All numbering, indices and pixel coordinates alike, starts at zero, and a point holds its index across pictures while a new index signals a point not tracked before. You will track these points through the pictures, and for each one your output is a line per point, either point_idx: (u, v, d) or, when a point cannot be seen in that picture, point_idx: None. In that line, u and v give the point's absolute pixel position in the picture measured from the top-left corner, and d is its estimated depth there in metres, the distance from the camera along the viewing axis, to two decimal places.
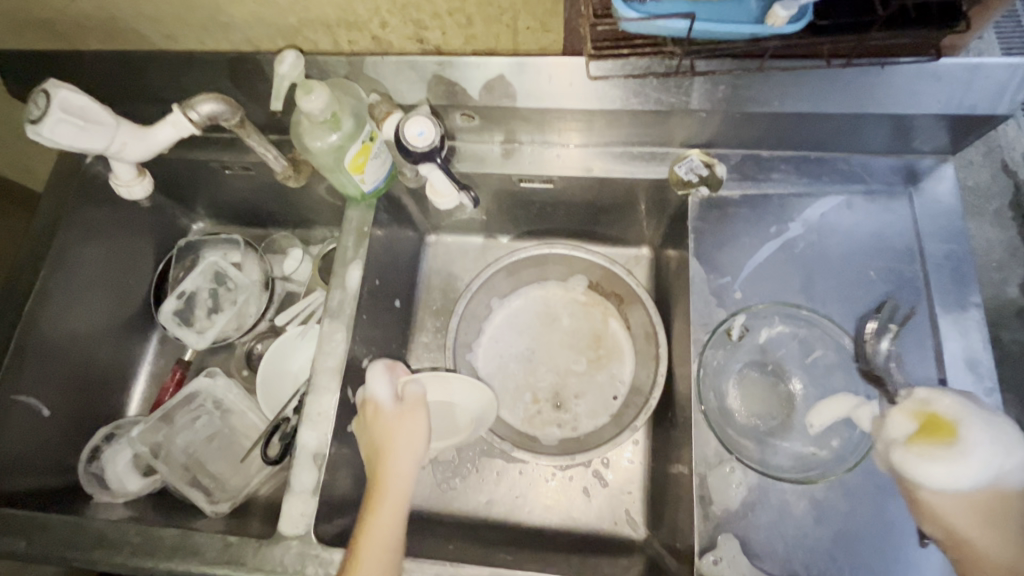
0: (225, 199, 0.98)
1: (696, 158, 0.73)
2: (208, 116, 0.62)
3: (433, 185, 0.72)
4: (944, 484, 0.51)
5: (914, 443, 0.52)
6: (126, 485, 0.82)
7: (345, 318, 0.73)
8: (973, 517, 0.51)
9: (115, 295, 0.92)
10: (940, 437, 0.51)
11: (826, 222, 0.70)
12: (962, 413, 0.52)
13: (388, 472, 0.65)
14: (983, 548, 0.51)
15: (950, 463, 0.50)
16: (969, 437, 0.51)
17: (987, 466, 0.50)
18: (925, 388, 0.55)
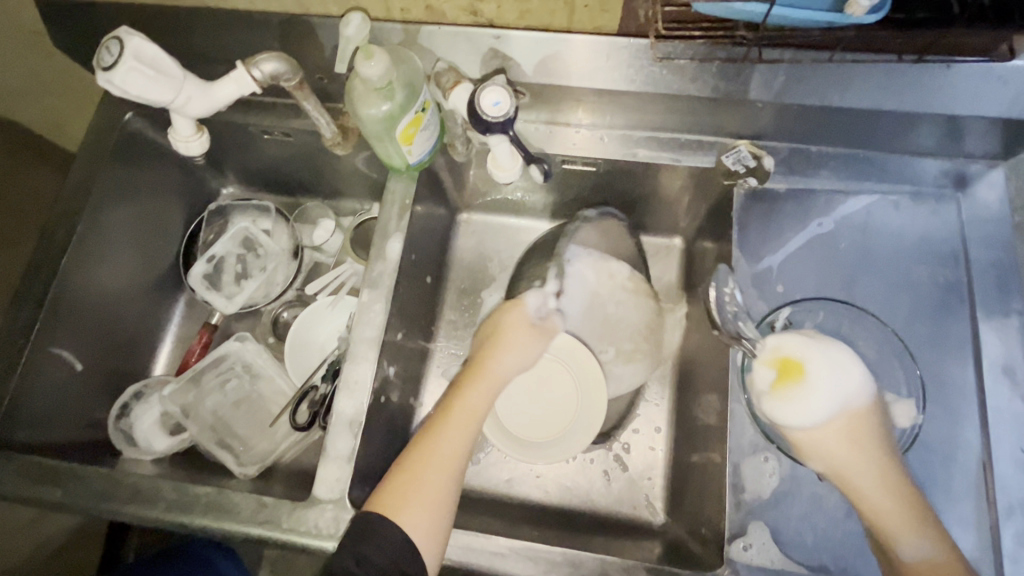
0: (258, 165, 0.97)
1: (745, 149, 0.72)
2: (270, 75, 0.62)
3: (496, 159, 0.71)
4: (800, 419, 0.56)
5: (776, 390, 0.57)
6: (154, 444, 0.83)
7: (383, 289, 0.73)
8: (835, 441, 0.56)
9: (146, 255, 0.92)
10: (790, 378, 0.57)
11: (871, 221, 0.70)
12: (805, 350, 0.57)
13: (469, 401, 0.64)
14: (851, 467, 0.55)
15: (805, 396, 0.56)
16: (811, 368, 0.57)
17: (833, 390, 0.55)
18: (775, 334, 0.60)
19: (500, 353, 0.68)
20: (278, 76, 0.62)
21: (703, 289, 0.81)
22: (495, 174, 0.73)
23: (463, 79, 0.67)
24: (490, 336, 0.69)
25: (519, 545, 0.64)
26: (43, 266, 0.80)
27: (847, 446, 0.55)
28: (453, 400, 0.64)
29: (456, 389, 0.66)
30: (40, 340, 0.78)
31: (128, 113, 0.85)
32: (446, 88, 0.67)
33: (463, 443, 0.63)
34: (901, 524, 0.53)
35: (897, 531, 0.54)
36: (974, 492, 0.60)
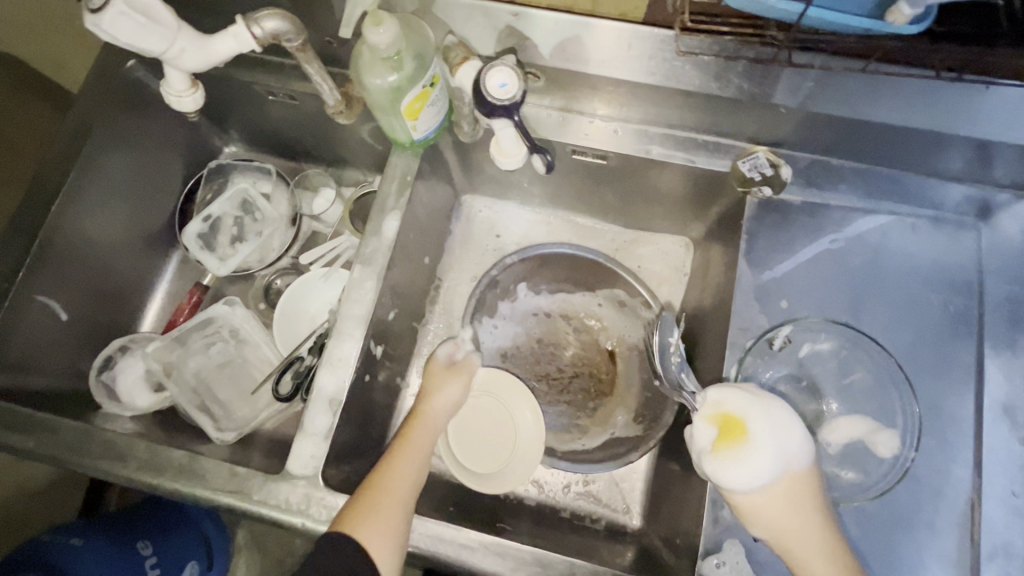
0: (261, 125, 0.94)
1: (762, 156, 0.70)
2: (271, 34, 0.59)
3: (501, 145, 0.68)
4: (745, 483, 0.53)
5: (716, 449, 0.55)
6: (134, 400, 0.82)
7: (377, 267, 0.71)
8: (778, 508, 0.53)
9: (138, 207, 0.90)
10: (732, 437, 0.54)
11: (888, 244, 0.67)
12: (746, 408, 0.55)
13: (412, 435, 0.66)
14: (797, 536, 0.53)
15: (747, 459, 0.53)
16: (754, 429, 0.54)
17: (777, 452, 0.52)
18: (717, 388, 0.58)
19: (439, 402, 0.69)
20: (280, 35, 0.59)
21: (703, 296, 0.79)
22: (497, 158, 0.70)
23: (473, 56, 0.63)
24: (424, 391, 0.70)
25: (488, 538, 0.63)
26: (32, 209, 0.77)
27: (792, 513, 0.53)
28: (420, 437, 0.66)
29: (417, 430, 0.66)
30: (24, 287, 0.76)
31: (130, 59, 0.82)
32: (454, 64, 0.63)
33: (416, 467, 0.63)
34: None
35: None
36: (959, 530, 0.59)
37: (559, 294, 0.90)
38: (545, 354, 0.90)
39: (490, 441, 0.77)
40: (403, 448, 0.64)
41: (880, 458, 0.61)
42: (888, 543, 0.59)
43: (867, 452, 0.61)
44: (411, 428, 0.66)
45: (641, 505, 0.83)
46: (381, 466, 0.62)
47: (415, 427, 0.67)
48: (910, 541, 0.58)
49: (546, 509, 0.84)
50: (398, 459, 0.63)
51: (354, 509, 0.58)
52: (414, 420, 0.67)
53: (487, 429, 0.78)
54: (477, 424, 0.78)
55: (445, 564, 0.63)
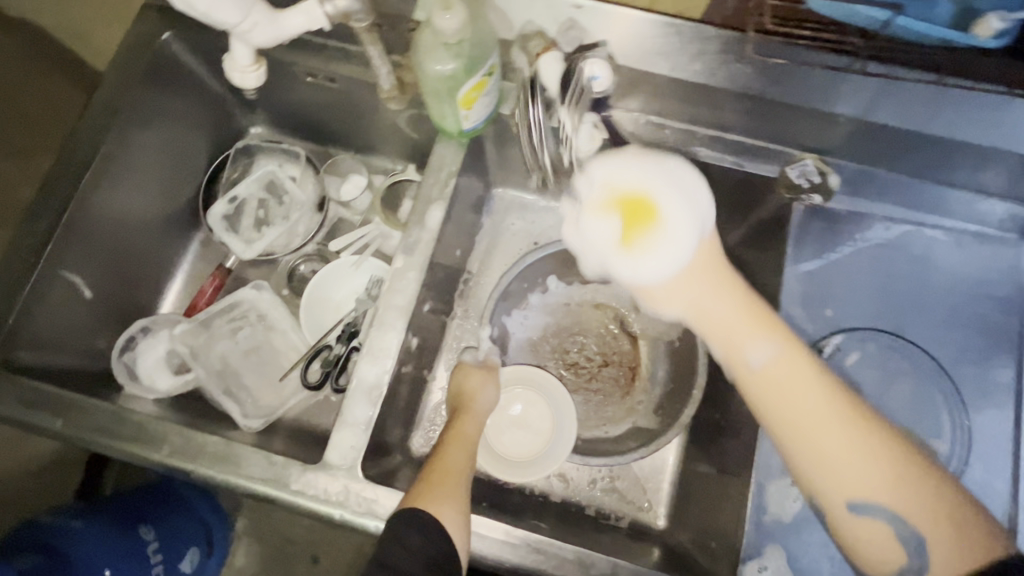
0: (292, 107, 0.92)
1: (811, 163, 0.67)
2: (342, 13, 0.58)
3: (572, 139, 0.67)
4: (651, 260, 0.56)
5: (621, 231, 0.58)
6: (156, 382, 0.80)
7: (420, 256, 0.70)
8: (732, 318, 0.54)
9: (164, 184, 0.88)
10: (636, 210, 0.58)
11: (929, 256, 0.68)
12: (643, 181, 0.58)
13: (461, 425, 0.68)
14: (722, 320, 0.55)
15: (652, 234, 0.56)
16: (652, 193, 0.58)
17: (676, 226, 0.56)
18: (605, 166, 0.60)
19: (482, 399, 0.72)
20: (349, 15, 0.58)
21: None
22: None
23: (552, 47, 0.62)
24: (467, 390, 0.73)
25: (529, 535, 0.62)
26: (61, 181, 0.75)
27: (704, 290, 0.56)
28: (471, 427, 0.68)
29: (467, 423, 0.69)
30: (50, 261, 0.73)
31: (166, 31, 0.79)
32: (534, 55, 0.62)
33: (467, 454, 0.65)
34: (830, 467, 0.49)
35: (824, 459, 0.49)
36: None
37: (592, 285, 0.90)
38: (577, 343, 0.89)
39: (533, 429, 0.80)
40: (454, 436, 0.66)
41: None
42: None
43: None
44: (461, 422, 0.69)
45: (667, 506, 0.83)
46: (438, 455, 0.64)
47: (465, 420, 0.69)
48: None
49: (571, 507, 0.84)
50: (449, 447, 0.65)
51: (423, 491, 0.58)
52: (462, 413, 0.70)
53: (529, 422, 0.81)
54: (508, 420, 0.80)
55: (484, 560, 0.62)
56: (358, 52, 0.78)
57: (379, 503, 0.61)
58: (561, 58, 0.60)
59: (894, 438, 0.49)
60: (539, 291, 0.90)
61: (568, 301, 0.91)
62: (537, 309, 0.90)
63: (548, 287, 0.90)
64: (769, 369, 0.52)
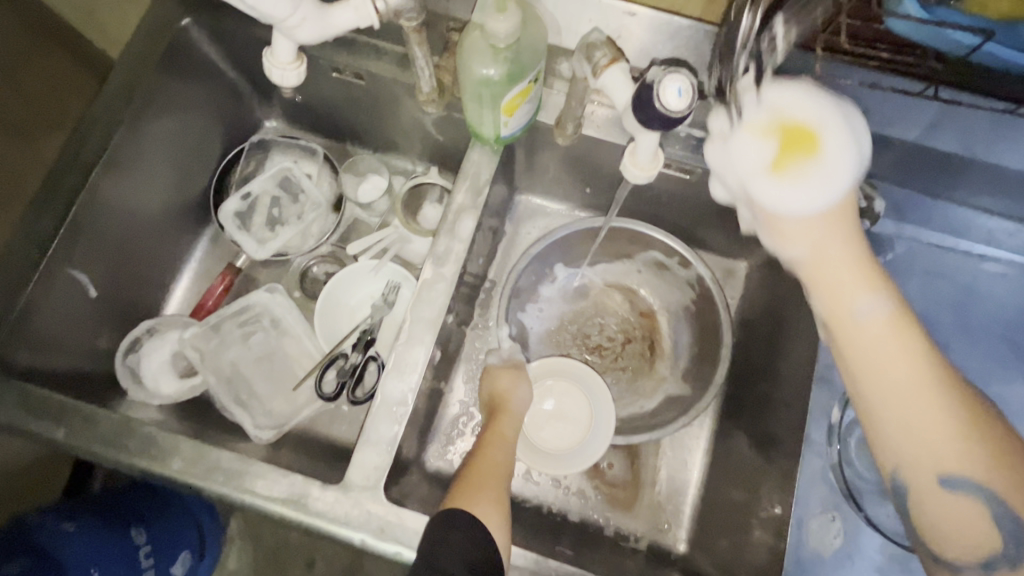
0: (312, 102, 0.88)
1: (859, 185, 0.64)
2: (394, 9, 0.54)
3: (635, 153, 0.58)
4: (800, 199, 0.49)
5: (782, 157, 0.50)
6: (161, 387, 0.77)
7: (450, 267, 0.66)
8: (849, 262, 0.48)
9: (175, 177, 0.83)
10: (801, 144, 0.50)
11: (973, 287, 0.67)
12: (821, 118, 0.51)
13: (501, 424, 0.68)
14: (840, 274, 0.48)
15: (814, 166, 0.50)
16: (826, 136, 0.50)
17: (846, 165, 0.50)
18: (772, 89, 0.51)
19: (516, 398, 0.71)
20: (397, 12, 0.54)
21: (768, 321, 0.78)
22: (627, 169, 0.59)
23: (619, 57, 0.56)
24: (499, 390, 0.72)
25: (559, 564, 0.60)
26: (70, 172, 0.70)
27: (832, 238, 0.49)
28: (506, 428, 0.67)
29: (502, 424, 0.68)
30: (55, 258, 0.69)
31: (187, 17, 0.75)
32: (599, 66, 0.56)
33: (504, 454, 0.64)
34: (924, 442, 0.44)
35: (925, 426, 0.44)
36: None
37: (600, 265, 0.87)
38: (594, 323, 0.86)
39: (572, 421, 0.77)
40: (492, 437, 0.66)
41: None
42: None
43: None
44: (497, 423, 0.68)
45: (687, 529, 0.80)
46: (476, 457, 0.63)
47: (501, 421, 0.68)
48: None
49: (590, 527, 0.81)
50: (486, 448, 0.64)
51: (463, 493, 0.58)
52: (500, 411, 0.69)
53: (566, 414, 0.78)
54: (544, 414, 0.78)
55: None
56: (391, 49, 0.74)
57: (404, 528, 0.58)
58: (626, 72, 0.55)
59: (996, 426, 0.44)
60: (551, 276, 0.86)
61: (581, 284, 0.87)
62: (550, 296, 0.86)
63: (559, 271, 0.86)
64: (891, 321, 0.45)
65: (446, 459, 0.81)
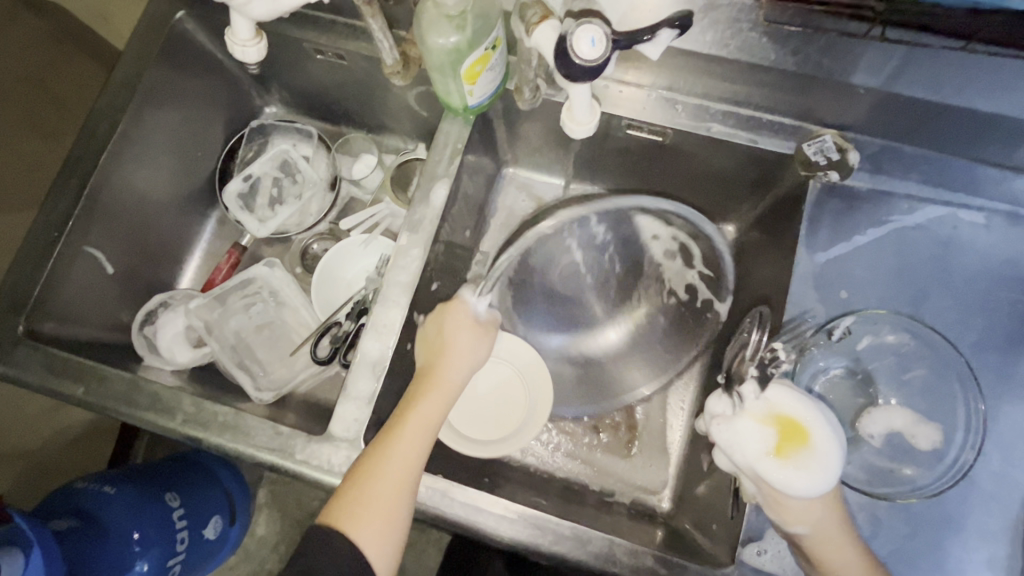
0: (304, 86, 0.92)
1: (830, 139, 0.66)
2: None
3: (572, 110, 0.63)
4: (818, 488, 0.55)
5: (784, 453, 0.57)
6: (175, 355, 0.83)
7: (424, 235, 0.70)
8: (827, 513, 0.55)
9: (181, 162, 0.90)
10: (797, 441, 0.57)
11: (954, 237, 0.65)
12: (809, 416, 0.58)
13: (420, 403, 0.63)
14: (837, 539, 0.55)
15: (814, 462, 0.56)
16: (815, 433, 0.57)
17: (838, 456, 0.56)
18: (773, 388, 0.59)
19: (443, 374, 0.66)
20: None
21: (750, 283, 0.78)
22: (566, 125, 0.64)
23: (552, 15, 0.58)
24: (439, 351, 0.67)
25: (525, 510, 0.63)
26: (81, 159, 0.77)
27: (828, 519, 0.55)
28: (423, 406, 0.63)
29: (410, 414, 0.62)
30: (73, 238, 0.76)
31: (179, 11, 0.80)
32: (531, 24, 0.58)
33: (422, 444, 0.61)
34: None
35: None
36: (1014, 533, 0.57)
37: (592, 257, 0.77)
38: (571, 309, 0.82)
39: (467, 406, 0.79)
40: (406, 423, 0.61)
41: (921, 450, 0.59)
42: (935, 543, 0.57)
43: (906, 445, 0.60)
44: (419, 396, 0.64)
45: (672, 488, 0.82)
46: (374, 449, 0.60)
47: (420, 396, 0.64)
48: (960, 542, 0.57)
49: (576, 485, 0.83)
50: (400, 434, 0.60)
51: (338, 500, 0.57)
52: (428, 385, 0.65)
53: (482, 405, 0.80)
54: (505, 389, 0.81)
55: (481, 533, 0.63)
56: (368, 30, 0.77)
57: None
58: (558, 29, 0.56)
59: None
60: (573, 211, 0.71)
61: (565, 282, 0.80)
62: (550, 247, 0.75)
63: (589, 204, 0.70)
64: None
65: None
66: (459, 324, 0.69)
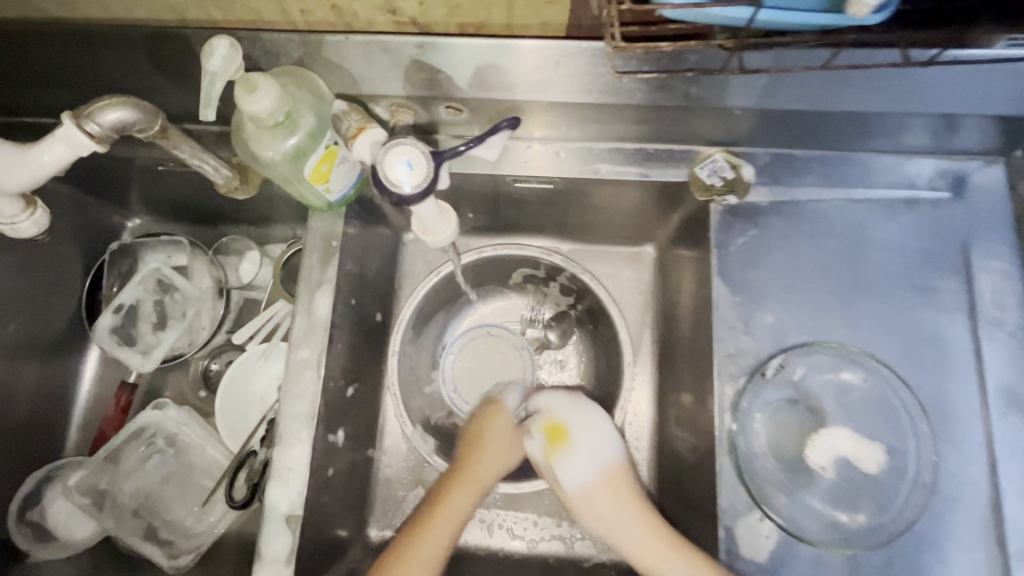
0: (162, 195, 0.83)
1: (720, 158, 0.63)
2: (114, 127, 0.51)
3: (423, 224, 0.62)
4: (572, 474, 0.65)
5: (551, 454, 0.66)
6: (72, 535, 0.73)
7: (316, 349, 0.64)
8: (603, 497, 0.64)
9: (33, 316, 0.78)
10: (558, 442, 0.67)
11: (865, 233, 0.62)
12: (568, 415, 0.68)
13: (444, 510, 0.63)
14: (605, 503, 0.63)
15: (572, 455, 0.66)
16: (574, 428, 0.67)
17: (590, 447, 0.66)
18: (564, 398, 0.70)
19: (485, 466, 0.67)
20: (128, 125, 0.52)
21: (682, 310, 0.74)
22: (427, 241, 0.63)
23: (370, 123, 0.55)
24: (487, 432, 0.69)
25: None
26: None
27: (609, 500, 0.63)
28: (456, 498, 0.64)
29: (443, 510, 0.63)
30: None
31: None
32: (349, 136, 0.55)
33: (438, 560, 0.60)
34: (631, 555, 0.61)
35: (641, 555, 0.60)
36: (987, 539, 0.54)
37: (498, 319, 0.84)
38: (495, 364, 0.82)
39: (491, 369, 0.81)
40: (428, 530, 0.61)
41: (873, 477, 0.57)
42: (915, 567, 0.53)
43: (856, 474, 0.57)
44: (445, 499, 0.64)
45: None
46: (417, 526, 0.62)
47: (451, 499, 0.64)
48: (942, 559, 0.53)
49: (550, 560, 0.77)
50: (423, 536, 0.61)
51: None
52: (457, 486, 0.65)
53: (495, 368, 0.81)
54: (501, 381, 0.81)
55: None
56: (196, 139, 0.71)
57: None
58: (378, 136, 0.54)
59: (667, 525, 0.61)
60: (415, 295, 0.79)
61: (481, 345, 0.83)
62: (462, 322, 0.85)
63: (437, 271, 0.79)
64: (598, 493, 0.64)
65: (392, 528, 0.77)
66: (495, 429, 0.69)
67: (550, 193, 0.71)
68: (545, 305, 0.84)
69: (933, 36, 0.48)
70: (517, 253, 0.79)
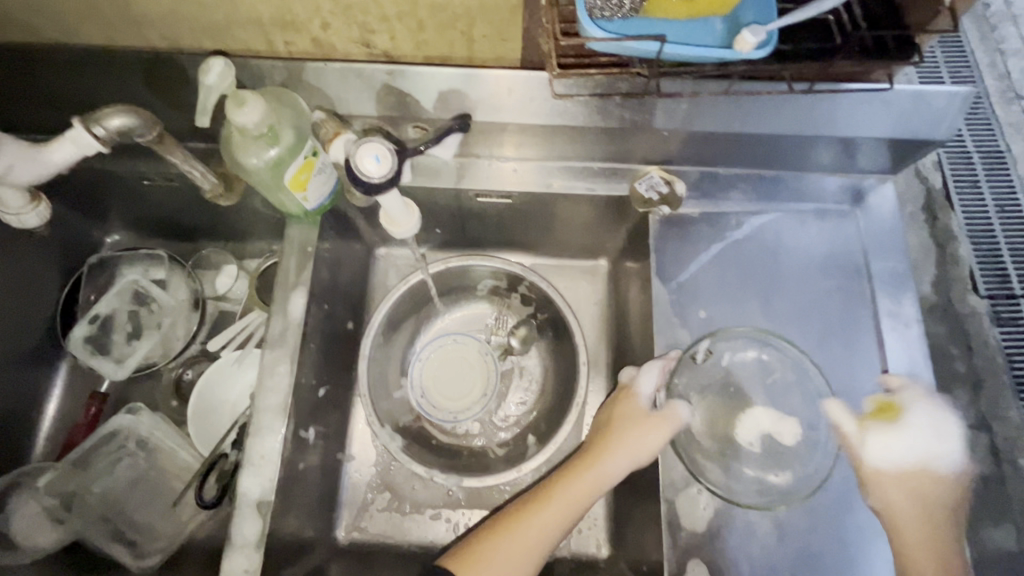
0: (144, 211, 0.87)
1: (656, 175, 0.72)
2: (117, 132, 0.57)
3: (390, 217, 0.68)
4: (891, 456, 0.60)
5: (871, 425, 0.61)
6: (36, 539, 0.72)
7: (290, 348, 0.69)
8: (895, 486, 0.59)
9: (9, 323, 0.80)
10: (888, 419, 0.61)
11: (782, 239, 0.71)
12: (912, 401, 0.61)
13: (546, 511, 0.60)
14: (906, 504, 0.58)
15: (898, 437, 0.60)
16: (912, 415, 0.61)
17: (924, 441, 0.60)
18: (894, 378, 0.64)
19: (599, 466, 0.62)
20: (128, 132, 0.58)
21: (631, 314, 0.81)
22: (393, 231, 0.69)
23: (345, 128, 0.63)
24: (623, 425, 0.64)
25: None
26: None
27: (910, 499, 0.59)
28: (574, 492, 0.61)
29: (539, 513, 0.60)
30: None
31: None
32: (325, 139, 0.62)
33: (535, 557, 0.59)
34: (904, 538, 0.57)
35: (914, 542, 0.57)
36: None
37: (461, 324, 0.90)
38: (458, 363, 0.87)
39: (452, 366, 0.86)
40: (520, 529, 0.59)
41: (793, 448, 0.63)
42: (834, 526, 0.60)
43: (781, 447, 0.63)
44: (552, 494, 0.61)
45: (608, 533, 0.77)
46: (525, 508, 0.61)
47: (542, 507, 0.60)
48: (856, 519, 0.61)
49: None
50: (521, 532, 0.59)
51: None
52: (579, 480, 0.62)
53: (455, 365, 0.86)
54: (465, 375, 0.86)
55: None
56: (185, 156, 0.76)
57: None
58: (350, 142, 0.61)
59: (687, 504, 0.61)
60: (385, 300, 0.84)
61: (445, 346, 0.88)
62: (430, 330, 0.90)
63: (404, 280, 0.85)
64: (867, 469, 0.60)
65: (359, 529, 0.79)
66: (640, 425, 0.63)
67: (509, 207, 0.78)
68: (507, 313, 0.90)
69: (810, 71, 0.58)
70: (479, 263, 0.86)
